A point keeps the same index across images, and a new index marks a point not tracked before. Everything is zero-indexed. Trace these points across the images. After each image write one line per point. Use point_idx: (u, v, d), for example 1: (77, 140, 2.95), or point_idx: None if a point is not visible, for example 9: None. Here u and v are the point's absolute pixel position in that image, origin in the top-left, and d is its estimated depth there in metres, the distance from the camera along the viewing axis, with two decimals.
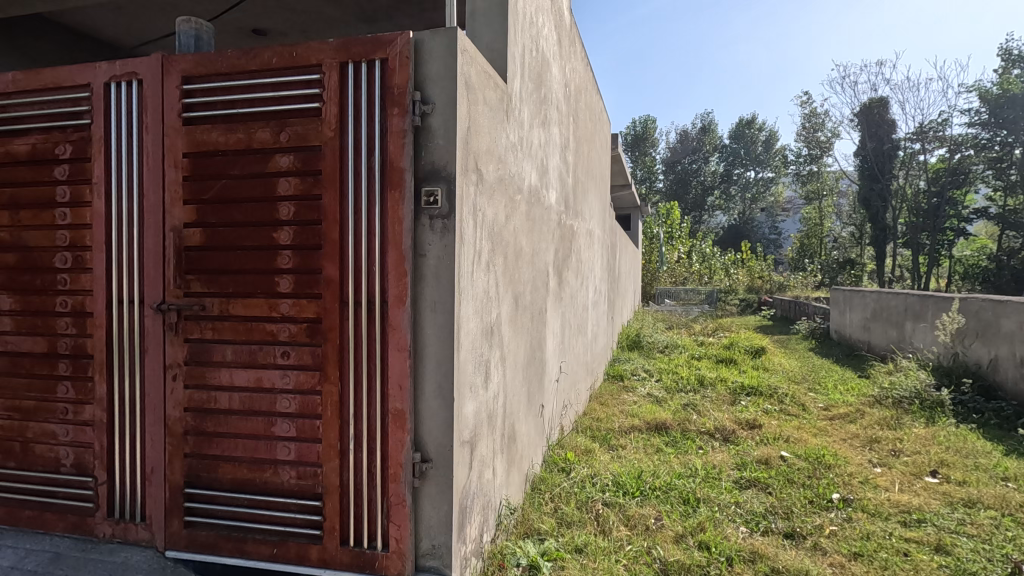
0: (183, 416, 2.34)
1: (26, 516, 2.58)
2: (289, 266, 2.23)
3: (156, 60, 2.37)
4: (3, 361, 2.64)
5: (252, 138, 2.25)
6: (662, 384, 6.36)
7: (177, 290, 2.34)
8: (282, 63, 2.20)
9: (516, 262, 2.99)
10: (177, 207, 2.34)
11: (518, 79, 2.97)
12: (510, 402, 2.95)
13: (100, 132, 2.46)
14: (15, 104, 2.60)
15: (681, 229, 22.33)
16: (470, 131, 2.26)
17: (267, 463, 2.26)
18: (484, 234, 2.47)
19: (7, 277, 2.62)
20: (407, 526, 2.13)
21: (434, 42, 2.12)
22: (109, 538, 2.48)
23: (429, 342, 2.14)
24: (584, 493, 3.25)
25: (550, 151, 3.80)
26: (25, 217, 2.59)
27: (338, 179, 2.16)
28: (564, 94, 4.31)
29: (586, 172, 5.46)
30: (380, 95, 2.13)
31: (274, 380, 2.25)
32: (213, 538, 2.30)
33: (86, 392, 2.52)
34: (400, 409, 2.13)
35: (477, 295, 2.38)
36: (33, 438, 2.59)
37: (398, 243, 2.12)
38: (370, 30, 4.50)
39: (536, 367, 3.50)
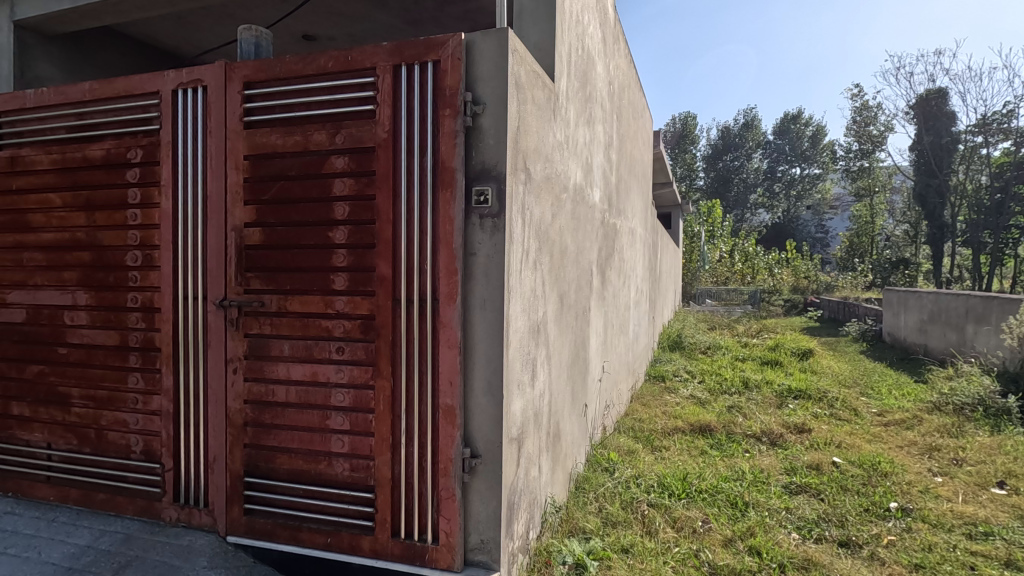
0: (243, 408, 2.44)
1: (100, 499, 2.75)
2: (344, 264, 2.30)
3: (219, 67, 2.48)
4: (79, 353, 2.81)
5: (309, 140, 2.32)
6: (705, 385, 6.24)
7: (238, 288, 2.45)
8: (337, 67, 2.27)
9: (562, 261, 2.99)
10: (238, 208, 2.44)
11: (565, 78, 2.97)
12: (556, 401, 2.95)
13: (167, 137, 2.59)
14: (92, 111, 2.76)
15: (723, 228, 21.84)
16: (520, 130, 2.28)
17: (322, 455, 2.34)
18: (532, 233, 2.49)
19: (84, 274, 2.79)
20: (456, 520, 2.17)
21: (486, 43, 2.14)
22: (175, 522, 2.62)
23: (479, 339, 2.17)
24: (629, 494, 3.23)
25: (594, 148, 3.78)
26: (99, 218, 2.76)
27: (391, 180, 2.21)
28: (608, 92, 4.29)
29: (629, 169, 5.41)
30: (432, 97, 2.17)
31: (329, 374, 2.32)
32: (270, 526, 2.40)
33: (154, 383, 2.66)
34: (451, 404, 2.17)
35: (525, 293, 2.40)
36: (107, 426, 2.75)
37: (449, 242, 2.16)
38: (415, 33, 4.57)
39: (580, 366, 3.50)
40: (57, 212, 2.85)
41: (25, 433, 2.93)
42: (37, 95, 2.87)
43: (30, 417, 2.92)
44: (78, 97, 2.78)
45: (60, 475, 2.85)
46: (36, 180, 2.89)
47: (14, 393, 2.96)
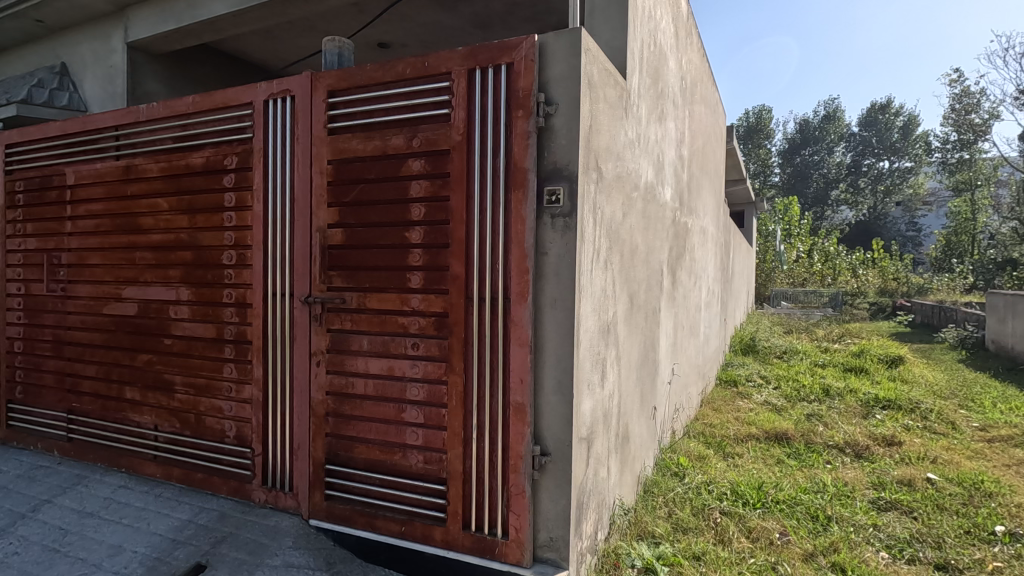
0: (325, 399, 2.59)
1: (199, 478, 3.00)
2: (419, 263, 2.38)
3: (306, 78, 2.64)
4: (181, 344, 3.08)
5: (387, 144, 2.42)
6: (781, 392, 5.94)
7: (321, 285, 2.60)
8: (415, 73, 2.36)
9: (632, 260, 2.96)
10: (322, 210, 2.58)
11: (636, 75, 2.93)
12: (625, 402, 2.92)
13: (259, 144, 2.78)
14: (194, 122, 3.01)
15: (801, 226, 20.70)
16: (592, 129, 2.27)
17: (397, 446, 2.43)
18: (603, 232, 2.47)
19: (186, 271, 3.05)
20: (526, 516, 2.19)
21: (558, 43, 2.15)
22: (264, 503, 2.81)
23: (550, 338, 2.18)
24: (700, 500, 3.14)
25: (666, 146, 3.70)
26: (200, 220, 3.00)
27: (465, 181, 2.27)
28: (680, 88, 4.18)
29: (701, 166, 5.25)
30: (505, 99, 2.21)
31: (404, 369, 2.42)
32: (348, 511, 2.53)
33: (246, 373, 2.86)
34: (521, 401, 2.20)
35: (596, 293, 2.39)
36: (204, 411, 3.00)
37: (521, 241, 2.18)
38: (485, 36, 4.65)
39: (649, 368, 3.44)
40: (163, 215, 3.13)
41: (136, 415, 3.24)
42: (147, 109, 3.17)
43: (140, 401, 3.23)
44: (182, 110, 3.03)
45: (165, 455, 3.13)
46: (146, 186, 3.18)
47: (127, 379, 3.27)
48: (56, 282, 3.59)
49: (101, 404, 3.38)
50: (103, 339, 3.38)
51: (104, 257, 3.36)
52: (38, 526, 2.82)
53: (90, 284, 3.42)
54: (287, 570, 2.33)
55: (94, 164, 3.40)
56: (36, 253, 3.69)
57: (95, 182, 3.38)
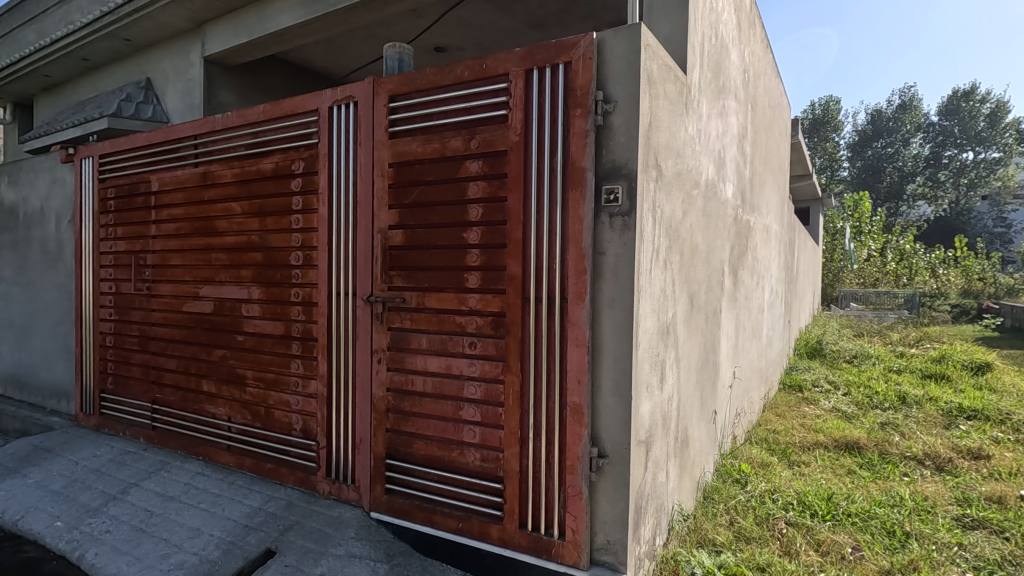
0: (386, 395, 2.66)
1: (269, 468, 3.16)
2: (477, 263, 2.41)
3: (368, 84, 2.73)
4: (253, 340, 3.24)
5: (446, 146, 2.47)
6: (851, 398, 5.62)
7: (382, 285, 2.67)
8: (472, 75, 2.39)
9: (692, 260, 2.87)
10: (383, 212, 2.66)
11: (697, 70, 2.85)
12: (684, 405, 2.85)
13: (324, 149, 2.90)
14: (264, 130, 3.18)
15: (873, 223, 19.51)
16: (651, 127, 2.22)
17: (455, 444, 2.47)
18: (663, 230, 2.42)
19: (257, 272, 3.22)
20: (583, 518, 2.17)
21: (617, 40, 2.11)
22: (328, 494, 2.92)
23: (607, 339, 2.16)
24: (764, 509, 3.02)
25: (727, 141, 3.58)
26: (269, 223, 3.16)
27: (522, 181, 2.28)
28: (743, 81, 4.03)
29: (764, 162, 5.05)
30: (562, 98, 2.20)
31: (462, 367, 2.45)
32: (407, 505, 2.59)
33: (312, 369, 2.99)
34: (578, 402, 2.18)
35: (655, 293, 2.34)
36: (274, 405, 3.15)
37: (578, 241, 2.17)
38: (540, 36, 4.65)
39: (710, 371, 3.34)
40: (236, 218, 3.31)
41: (212, 407, 3.45)
42: (223, 119, 3.36)
43: (215, 394, 3.43)
44: (253, 118, 3.20)
45: (237, 445, 3.31)
46: (221, 192, 3.38)
47: (204, 372, 3.49)
48: (142, 281, 3.87)
49: (181, 396, 3.61)
50: (183, 335, 3.61)
51: (183, 258, 3.59)
52: (127, 508, 3.07)
53: (171, 283, 3.67)
54: (349, 560, 2.42)
55: (175, 171, 3.64)
56: (125, 255, 3.99)
57: (176, 188, 3.62)
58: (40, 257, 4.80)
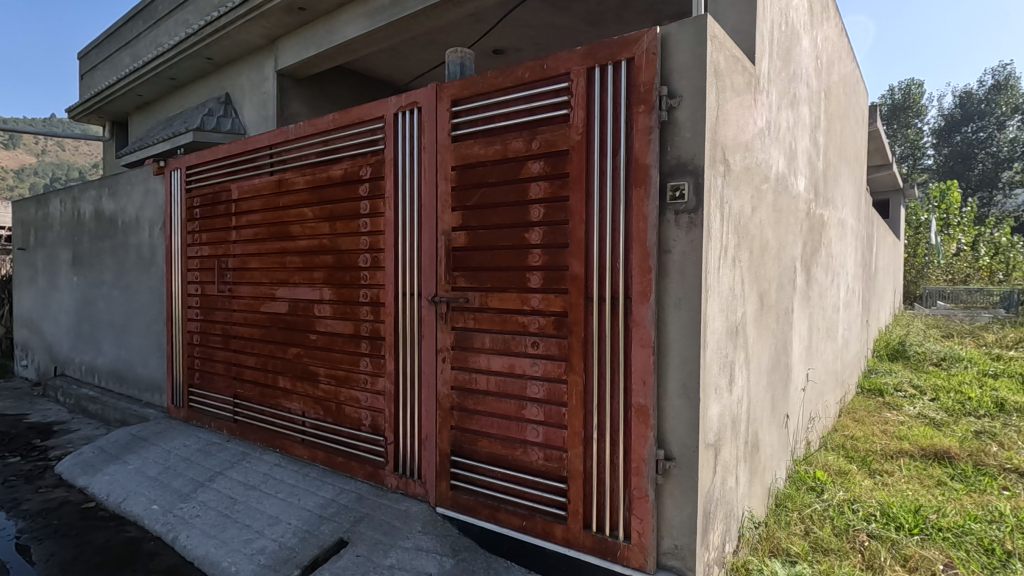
0: (450, 393, 2.73)
1: (340, 461, 3.30)
2: (539, 263, 2.42)
3: (432, 89, 2.80)
4: (324, 338, 3.40)
5: (508, 148, 2.49)
6: (940, 404, 5.22)
7: (446, 285, 2.74)
8: (533, 77, 2.41)
9: (762, 257, 2.76)
10: (447, 214, 2.72)
11: (766, 59, 2.74)
12: (755, 408, 2.74)
13: (390, 155, 3.00)
14: (333, 137, 3.32)
15: (963, 215, 18.01)
16: (718, 120, 2.16)
17: (518, 442, 2.50)
18: (731, 227, 2.34)
19: (328, 274, 3.37)
20: (649, 521, 2.14)
21: (682, 33, 2.06)
22: (395, 489, 3.02)
23: (673, 339, 2.11)
24: (843, 520, 2.86)
25: (799, 133, 3.42)
26: (339, 227, 3.30)
27: (584, 181, 2.26)
28: (815, 68, 3.83)
29: (839, 153, 4.79)
30: (625, 95, 2.17)
31: (525, 367, 2.47)
32: (472, 502, 2.64)
33: (380, 367, 3.10)
34: (644, 404, 2.14)
35: (723, 292, 2.27)
36: (344, 401, 3.29)
37: (643, 239, 2.13)
38: (598, 33, 4.60)
39: (782, 373, 3.20)
40: (308, 223, 3.48)
41: (287, 402, 3.64)
42: (296, 129, 3.54)
43: (291, 389, 3.62)
44: (324, 127, 3.35)
45: (311, 439, 3.48)
46: (295, 198, 3.56)
47: (280, 369, 3.69)
48: (224, 283, 4.14)
49: (259, 391, 3.84)
50: (261, 334, 3.83)
51: (261, 261, 3.81)
52: (214, 494, 3.31)
53: (250, 285, 3.90)
54: (417, 553, 2.49)
55: (253, 179, 3.87)
56: (209, 258, 4.28)
57: (254, 195, 3.85)
58: (136, 262, 5.23)
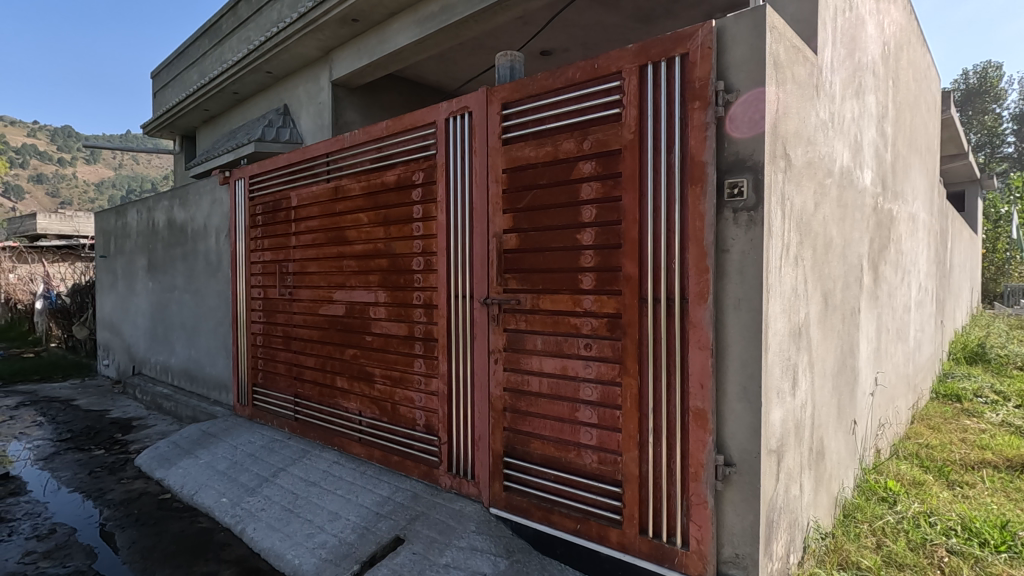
0: (503, 394, 2.74)
1: (395, 460, 3.37)
2: (592, 264, 2.40)
3: (482, 94, 2.83)
4: (380, 340, 3.49)
5: (559, 149, 2.49)
6: None
7: (498, 287, 2.76)
8: (583, 77, 2.40)
9: (826, 255, 2.64)
10: (498, 216, 2.74)
11: (829, 47, 2.62)
12: (820, 413, 2.62)
13: (442, 160, 3.05)
14: (387, 144, 3.42)
15: None
16: (779, 114, 2.08)
17: (572, 445, 2.48)
18: (793, 225, 2.25)
19: (383, 277, 3.46)
20: (708, 528, 2.08)
21: (739, 25, 2.00)
22: (450, 488, 3.06)
23: (733, 341, 2.04)
24: (919, 534, 2.69)
25: (865, 124, 3.24)
26: (393, 231, 3.38)
27: (637, 181, 2.23)
28: (882, 55, 3.63)
29: (909, 143, 4.51)
30: (679, 92, 2.12)
31: (578, 369, 2.45)
32: (526, 503, 2.64)
33: (433, 368, 3.15)
34: (702, 407, 2.08)
35: (785, 292, 2.18)
36: (399, 401, 3.37)
37: (699, 239, 2.07)
38: (648, 29, 4.52)
39: (848, 377, 3.04)
40: (364, 227, 3.58)
41: (345, 401, 3.76)
42: (351, 137, 3.66)
43: (348, 389, 3.74)
44: (378, 135, 3.45)
45: (367, 437, 3.57)
46: (350, 204, 3.68)
47: (338, 369, 3.82)
48: (285, 287, 4.32)
49: (318, 390, 3.98)
50: (320, 335, 3.98)
51: (319, 265, 3.95)
52: (277, 489, 3.45)
53: (310, 288, 4.05)
54: (472, 553, 2.52)
55: (311, 187, 4.03)
56: (271, 263, 4.48)
57: (312, 202, 4.00)
58: (205, 267, 5.53)
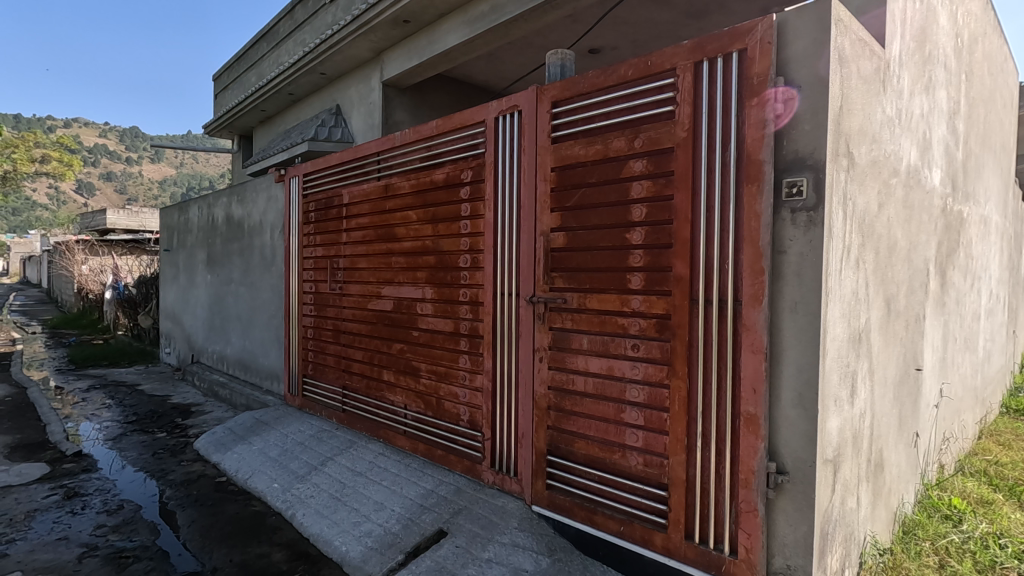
0: (547, 393, 2.74)
1: (439, 454, 3.42)
2: (641, 264, 2.37)
3: (532, 92, 2.83)
4: (426, 335, 3.55)
5: (609, 147, 2.47)
6: None
7: (544, 286, 2.76)
8: (636, 74, 2.37)
9: (890, 258, 2.52)
10: (546, 215, 2.74)
11: (897, 40, 2.49)
12: (880, 424, 2.51)
13: (490, 158, 3.07)
14: (436, 142, 3.47)
15: None
16: (842, 109, 2.00)
17: (616, 446, 2.46)
18: (855, 226, 2.16)
19: (430, 273, 3.52)
20: (758, 537, 2.02)
21: (802, 19, 1.93)
22: (492, 484, 3.08)
23: (788, 345, 1.98)
24: (987, 555, 2.54)
25: (934, 120, 3.07)
26: (441, 228, 3.43)
27: (690, 180, 2.19)
28: (955, 48, 3.42)
29: (982, 141, 4.24)
30: (736, 88, 2.07)
31: (624, 370, 2.43)
32: (569, 503, 2.63)
33: (478, 364, 3.19)
34: (753, 412, 2.03)
35: (845, 296, 2.10)
36: (444, 396, 3.42)
37: (754, 239, 2.01)
38: (700, 25, 4.41)
39: (911, 387, 2.90)
40: (412, 224, 3.65)
41: (391, 395, 3.84)
42: (402, 136, 3.73)
43: (394, 383, 3.82)
44: (427, 133, 3.51)
45: (412, 431, 3.64)
46: (399, 201, 3.76)
47: (385, 363, 3.91)
48: (336, 282, 4.45)
49: (366, 383, 4.09)
50: (368, 329, 4.08)
51: (369, 261, 4.06)
52: (326, 477, 3.57)
53: (359, 284, 4.16)
54: (514, 549, 2.53)
55: (362, 185, 4.14)
56: (323, 259, 4.63)
57: (363, 200, 4.11)
58: (260, 262, 5.76)
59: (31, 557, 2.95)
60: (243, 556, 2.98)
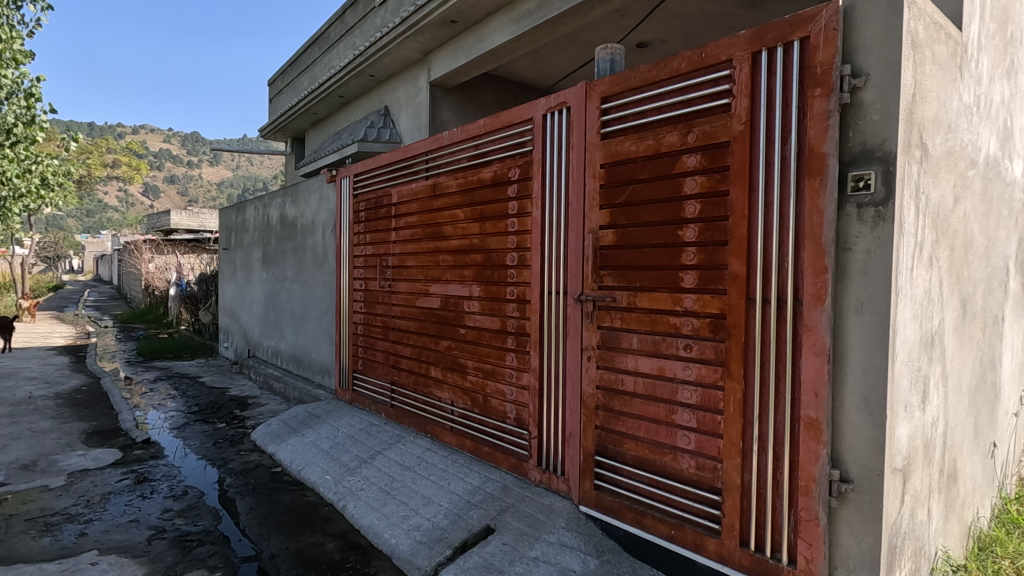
0: (595, 393, 2.72)
1: (485, 451, 3.44)
2: (694, 262, 2.31)
3: (581, 88, 2.80)
4: (473, 332, 3.58)
5: (661, 143, 2.41)
6: None
7: (593, 284, 2.73)
8: (689, 67, 2.30)
9: (965, 256, 2.36)
10: (595, 212, 2.71)
11: (975, 22, 2.32)
12: (953, 432, 2.36)
13: (538, 155, 3.06)
14: (483, 141, 3.48)
15: None
16: (915, 98, 1.88)
17: (667, 448, 2.41)
18: (928, 221, 2.03)
19: (477, 271, 3.54)
20: (819, 547, 1.93)
21: (871, 3, 1.83)
22: (539, 482, 3.07)
23: (854, 347, 1.88)
24: None
25: (1016, 107, 2.85)
26: (488, 226, 3.44)
27: (747, 175, 2.11)
28: None
29: None
30: (797, 78, 1.98)
31: (676, 370, 2.37)
32: (617, 504, 2.59)
33: (525, 362, 3.19)
34: (815, 417, 1.94)
35: (917, 296, 1.98)
36: (491, 394, 3.44)
37: (817, 236, 1.92)
38: (755, 15, 4.25)
39: (988, 393, 2.71)
40: (460, 222, 3.68)
41: (438, 391, 3.89)
42: (450, 135, 3.76)
43: (442, 379, 3.87)
44: (475, 132, 3.52)
45: (458, 427, 3.68)
46: (447, 200, 3.79)
47: (433, 359, 3.96)
48: (384, 279, 4.54)
49: (414, 379, 4.16)
50: (416, 326, 4.14)
51: (417, 259, 4.12)
52: (375, 471, 3.65)
53: (407, 281, 4.24)
54: (561, 549, 2.52)
55: (410, 184, 4.20)
56: (372, 257, 4.73)
57: (411, 199, 4.18)
58: (312, 260, 5.95)
59: (107, 537, 3.15)
60: (298, 544, 3.09)
